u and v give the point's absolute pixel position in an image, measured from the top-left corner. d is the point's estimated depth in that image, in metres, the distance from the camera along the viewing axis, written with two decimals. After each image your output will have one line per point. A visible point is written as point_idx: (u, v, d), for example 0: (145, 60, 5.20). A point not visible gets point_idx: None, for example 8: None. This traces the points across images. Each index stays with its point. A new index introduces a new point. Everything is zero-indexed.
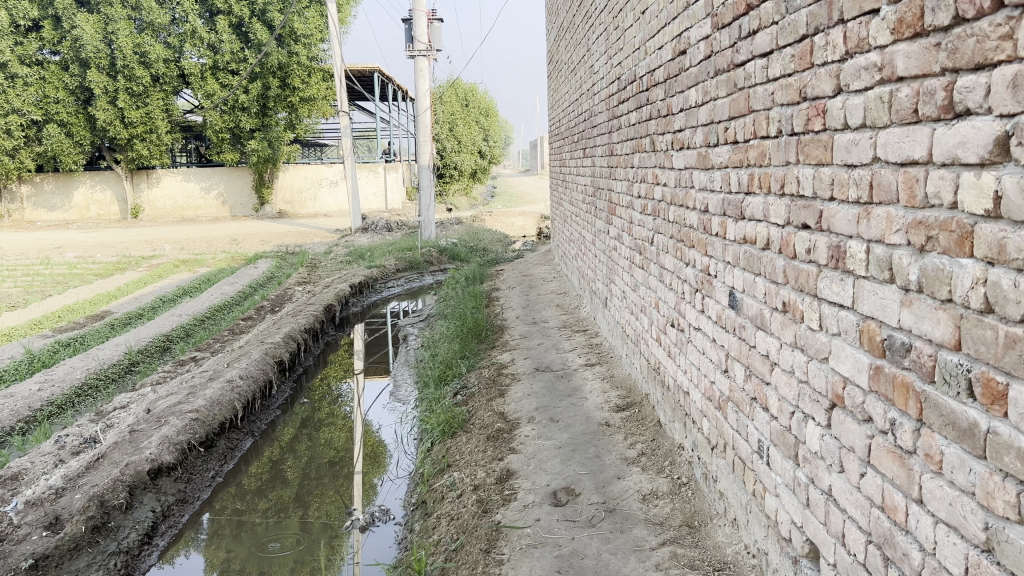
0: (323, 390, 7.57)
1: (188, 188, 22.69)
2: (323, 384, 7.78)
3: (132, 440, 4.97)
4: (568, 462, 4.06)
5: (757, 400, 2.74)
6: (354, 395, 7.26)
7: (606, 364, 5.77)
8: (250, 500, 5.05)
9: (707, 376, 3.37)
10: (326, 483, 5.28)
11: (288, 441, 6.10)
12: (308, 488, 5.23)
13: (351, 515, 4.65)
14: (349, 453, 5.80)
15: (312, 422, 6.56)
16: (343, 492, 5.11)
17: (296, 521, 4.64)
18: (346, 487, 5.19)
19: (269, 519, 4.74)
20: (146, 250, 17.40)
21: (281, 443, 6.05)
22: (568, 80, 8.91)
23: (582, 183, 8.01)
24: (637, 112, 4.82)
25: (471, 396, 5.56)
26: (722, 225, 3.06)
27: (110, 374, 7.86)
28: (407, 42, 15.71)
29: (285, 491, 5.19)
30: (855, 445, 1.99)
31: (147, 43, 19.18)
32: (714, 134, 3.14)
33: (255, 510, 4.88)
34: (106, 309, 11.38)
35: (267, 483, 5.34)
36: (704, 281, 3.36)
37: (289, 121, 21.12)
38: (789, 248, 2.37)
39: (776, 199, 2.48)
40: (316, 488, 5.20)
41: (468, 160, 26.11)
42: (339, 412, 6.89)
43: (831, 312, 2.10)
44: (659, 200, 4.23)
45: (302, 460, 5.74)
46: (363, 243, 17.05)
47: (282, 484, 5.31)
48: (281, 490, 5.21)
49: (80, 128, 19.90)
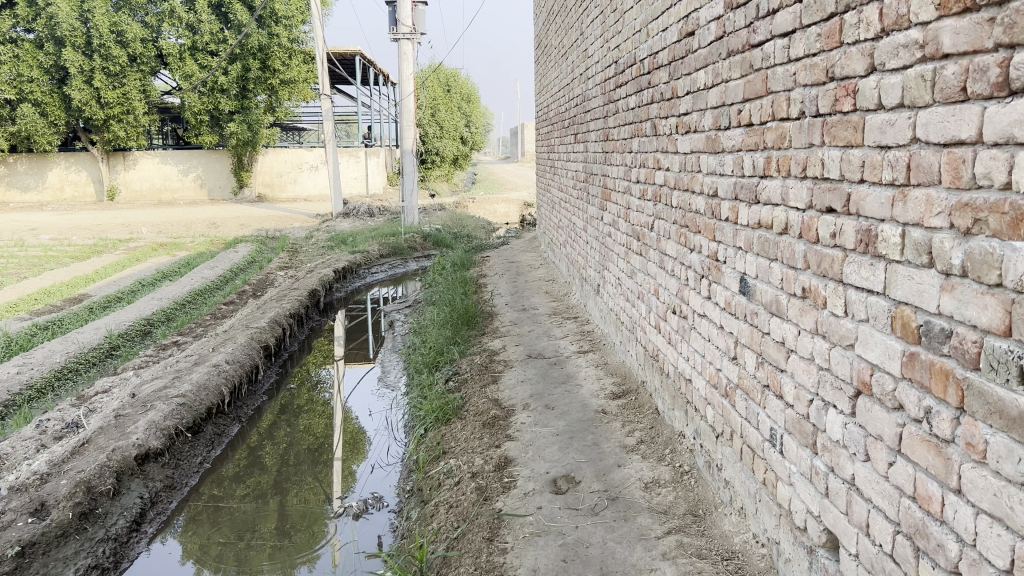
0: (306, 375, 7.49)
1: (166, 171, 22.38)
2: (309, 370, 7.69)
3: (118, 425, 4.86)
4: (567, 449, 4.00)
5: (770, 387, 2.69)
6: (334, 382, 7.19)
7: (600, 351, 5.73)
8: (226, 486, 4.96)
9: (713, 363, 3.32)
10: (305, 470, 5.21)
11: (269, 426, 6.02)
12: (287, 474, 5.16)
13: (328, 504, 4.60)
14: (328, 439, 5.73)
15: (293, 407, 6.48)
16: (324, 478, 5.05)
17: (274, 509, 4.60)
18: (325, 474, 5.12)
19: (247, 505, 4.70)
20: (123, 233, 17.12)
21: (263, 428, 5.97)
22: (558, 64, 8.83)
23: (572, 169, 7.94)
24: (637, 96, 4.76)
25: (463, 383, 5.49)
26: (733, 210, 3.01)
27: (90, 358, 7.71)
28: (390, 25, 15.55)
29: (264, 477, 5.12)
30: (882, 433, 1.94)
31: (124, 23, 18.90)
32: (726, 117, 3.08)
33: (233, 497, 4.80)
34: (84, 292, 11.18)
35: (246, 468, 5.26)
36: (711, 267, 3.31)
37: (269, 104, 20.87)
38: (811, 232, 2.33)
39: (795, 183, 2.43)
40: (295, 475, 5.13)
41: (450, 146, 25.95)
42: (319, 398, 6.80)
43: (858, 297, 2.05)
44: (661, 185, 4.18)
45: (282, 446, 5.65)
46: (345, 228, 16.89)
47: (260, 470, 5.23)
48: (260, 476, 5.14)
49: (55, 108, 19.53)
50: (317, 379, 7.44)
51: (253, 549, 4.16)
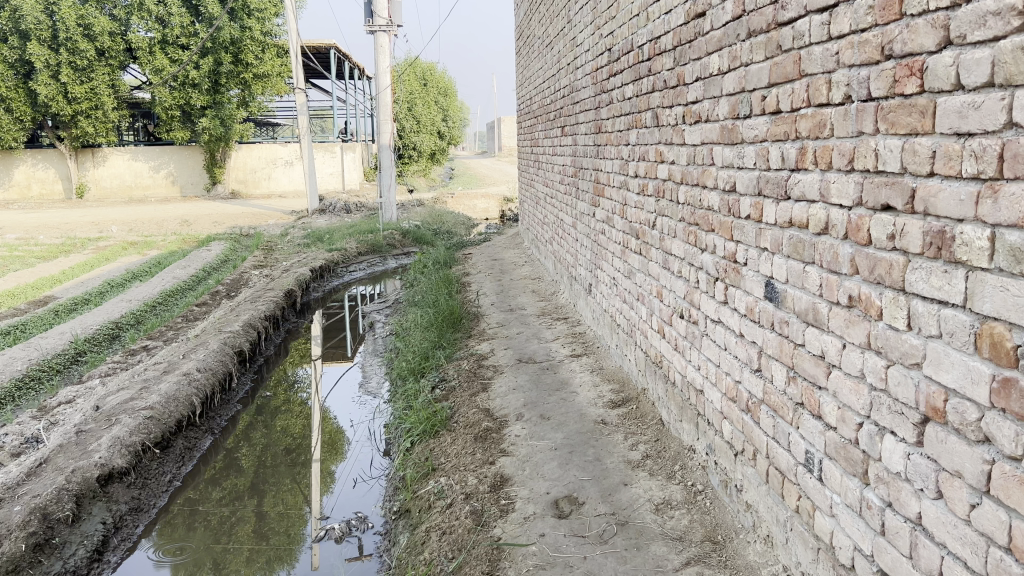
0: (280, 376, 7.28)
1: (137, 167, 21.82)
2: (285, 372, 7.48)
3: (79, 442, 4.48)
4: (568, 466, 3.70)
5: (805, 405, 2.41)
6: (311, 382, 7.06)
7: (594, 355, 5.42)
8: (204, 488, 4.82)
9: (730, 374, 3.04)
10: (283, 471, 5.06)
11: (246, 429, 5.83)
12: (265, 476, 5.03)
13: (307, 505, 4.53)
14: (307, 440, 5.59)
15: (270, 410, 6.28)
16: (302, 479, 4.94)
17: (251, 512, 4.48)
18: (304, 475, 5.00)
19: (222, 509, 4.57)
20: (93, 232, 16.62)
21: (239, 432, 5.77)
22: (542, 55, 8.54)
23: (559, 163, 7.63)
24: (635, 85, 4.47)
25: (451, 391, 5.17)
26: (756, 207, 2.72)
27: (53, 365, 7.30)
28: (367, 17, 15.15)
29: (241, 479, 4.98)
30: (963, 469, 1.66)
31: (91, 16, 18.33)
32: (746, 105, 2.80)
33: (209, 500, 4.66)
34: (50, 293, 10.73)
35: (224, 469, 5.12)
36: (727, 269, 3.03)
37: (242, 98, 20.36)
38: (860, 233, 2.04)
39: (838, 176, 2.15)
40: (272, 476, 4.98)
41: (427, 141, 25.60)
42: (296, 399, 6.66)
43: (927, 309, 1.77)
44: (664, 180, 3.89)
45: (258, 448, 5.48)
46: (322, 225, 16.52)
47: (236, 473, 5.07)
48: (238, 478, 4.99)
49: (20, 104, 18.94)
50: (288, 383, 7.15)
51: (231, 552, 4.03)
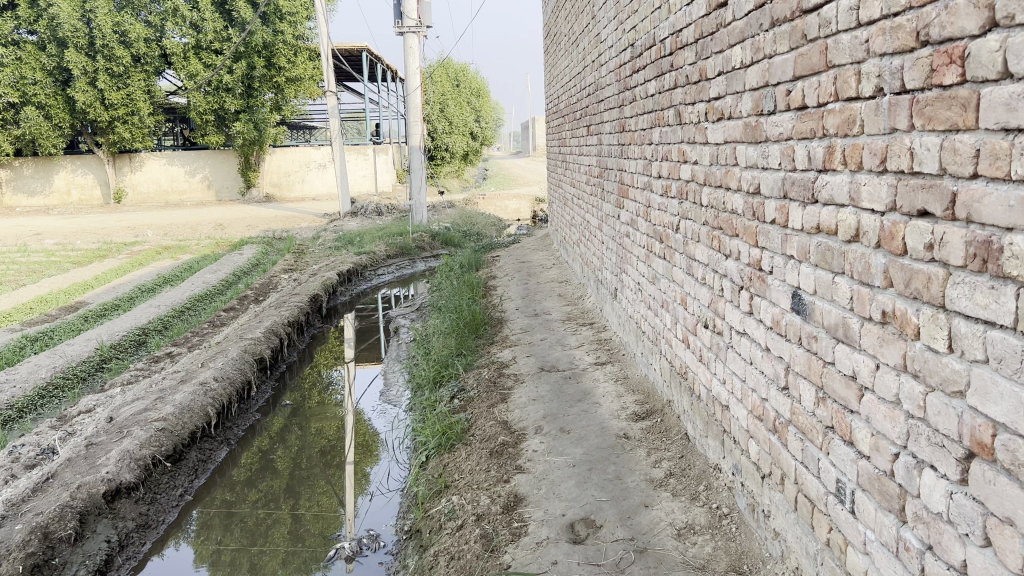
0: (313, 377, 7.34)
1: (172, 172, 22.03)
2: (318, 372, 7.53)
3: (88, 456, 4.38)
4: (585, 485, 3.50)
5: (835, 430, 2.20)
6: (344, 383, 7.03)
7: (619, 363, 5.22)
8: (238, 491, 4.86)
9: (757, 391, 2.82)
10: (318, 473, 5.06)
11: (278, 431, 5.84)
12: (300, 478, 5.01)
13: (341, 507, 4.53)
14: (341, 442, 5.55)
15: (303, 411, 6.29)
16: (338, 481, 4.89)
17: (286, 514, 4.51)
18: (338, 477, 4.96)
19: (258, 510, 4.59)
20: (129, 236, 16.75)
21: (271, 434, 5.79)
22: (569, 53, 8.35)
23: (585, 162, 7.41)
24: (657, 81, 4.26)
25: (469, 402, 4.99)
26: (782, 211, 2.51)
27: (78, 372, 7.28)
28: (396, 18, 15.07)
29: (276, 481, 4.99)
30: (1015, 516, 1.44)
31: (127, 22, 18.51)
32: (770, 100, 2.58)
33: (245, 502, 4.70)
34: (81, 299, 10.77)
35: (258, 473, 5.10)
36: (752, 277, 2.81)
37: (275, 102, 20.42)
38: (895, 242, 1.82)
39: (870, 178, 1.93)
40: (308, 479, 4.99)
41: (459, 142, 25.47)
42: (330, 400, 6.64)
43: (971, 330, 1.55)
44: (687, 181, 3.68)
45: (294, 449, 5.49)
46: (353, 228, 16.49)
47: (272, 474, 5.08)
48: (272, 480, 5.00)
49: (59, 111, 19.18)
50: (321, 383, 7.18)
51: (266, 555, 4.05)
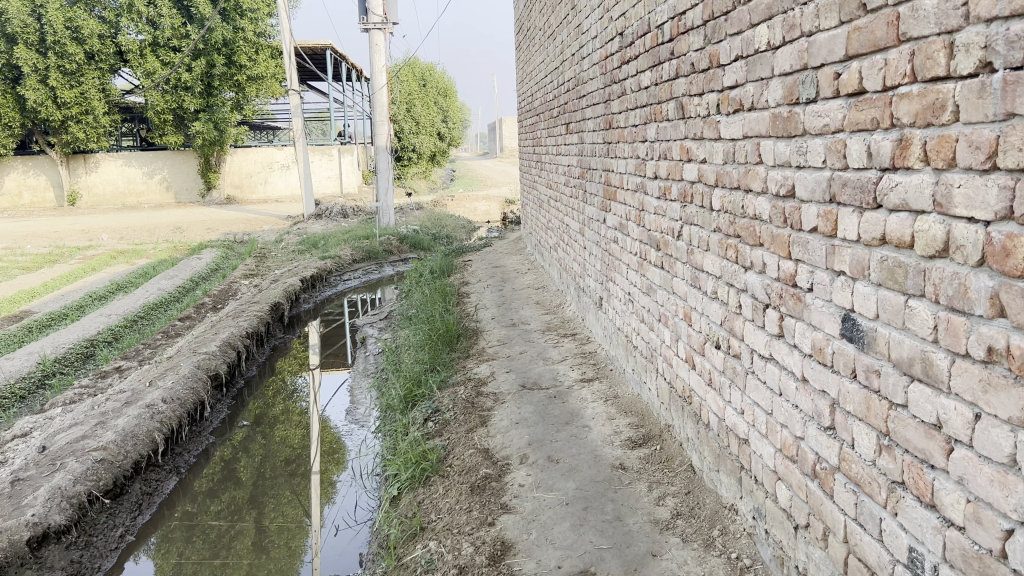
0: (277, 385, 7.08)
1: (129, 173, 21.24)
2: (283, 379, 7.28)
3: (12, 495, 3.85)
4: (582, 528, 3.07)
5: (907, 486, 1.79)
6: (310, 390, 6.82)
7: (608, 380, 4.79)
8: (201, 502, 4.67)
9: (788, 427, 2.42)
10: (283, 482, 4.88)
11: (242, 441, 5.60)
12: (264, 488, 4.84)
13: (307, 517, 4.40)
14: (306, 451, 5.37)
15: (268, 420, 6.09)
16: (302, 493, 4.73)
17: (250, 526, 4.32)
18: (303, 488, 4.80)
19: (222, 522, 4.41)
20: (82, 240, 16.01)
21: (234, 444, 5.55)
22: (544, 47, 7.95)
23: (564, 162, 6.99)
24: (653, 71, 3.84)
25: (445, 426, 4.53)
26: (827, 217, 2.10)
27: (16, 391, 6.68)
28: (361, 14, 14.55)
29: (240, 492, 4.80)
30: None
31: (80, 18, 17.74)
32: (810, 86, 2.17)
33: (208, 513, 4.51)
34: (27, 308, 10.11)
35: (221, 483, 4.93)
36: (784, 294, 2.40)
37: (236, 101, 19.75)
38: (1011, 259, 1.42)
39: (967, 177, 1.53)
40: (271, 488, 4.82)
41: (427, 142, 24.94)
42: (295, 408, 6.44)
43: None
44: (693, 182, 3.27)
45: (257, 460, 5.28)
46: (317, 230, 15.95)
47: (235, 485, 4.90)
48: (235, 490, 4.82)
49: (9, 110, 18.34)
50: (285, 392, 6.92)
51: (228, 567, 3.91)
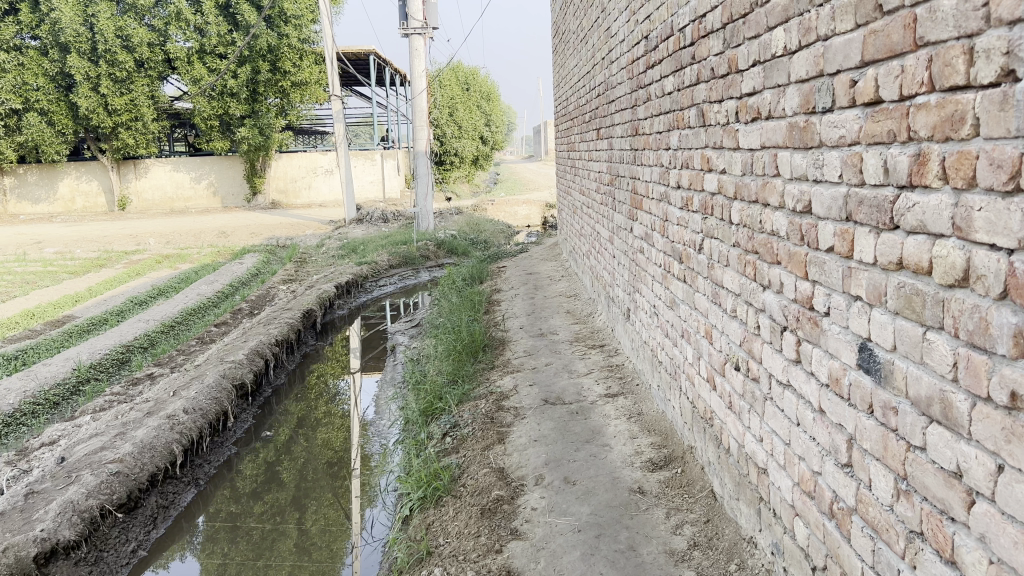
0: (318, 388, 7.12)
1: (178, 178, 21.58)
2: (324, 383, 7.31)
3: (25, 509, 3.83)
4: (592, 559, 2.93)
5: (926, 539, 1.61)
6: (352, 394, 6.81)
7: (632, 396, 4.62)
8: (243, 503, 4.78)
9: (806, 460, 2.24)
10: (322, 485, 4.91)
11: (284, 443, 5.70)
12: (306, 490, 4.90)
13: (349, 518, 4.41)
14: (349, 453, 5.38)
15: (309, 423, 6.15)
16: (343, 494, 4.75)
17: (292, 528, 4.43)
18: (346, 489, 4.80)
19: (265, 524, 4.52)
20: (130, 245, 16.27)
21: (277, 446, 5.64)
22: (578, 50, 7.80)
23: (596, 169, 6.82)
24: (675, 76, 3.68)
25: (462, 442, 4.42)
26: (844, 237, 1.93)
27: (50, 397, 6.73)
28: (401, 19, 14.53)
29: (280, 495, 4.87)
30: None
31: (130, 26, 18.07)
32: (827, 93, 2.00)
33: (252, 515, 4.63)
34: (70, 313, 10.25)
35: (263, 485, 5.01)
36: (801, 318, 2.24)
37: (281, 106, 19.92)
38: None
39: (989, 199, 1.36)
40: (313, 490, 4.87)
41: (469, 146, 24.88)
42: (337, 411, 6.45)
43: None
44: (713, 193, 3.10)
45: (299, 462, 5.35)
46: (358, 235, 16.00)
47: (277, 486, 4.98)
48: (277, 493, 4.89)
49: (62, 117, 18.73)
50: (329, 395, 6.95)
51: (272, 567, 4.03)
